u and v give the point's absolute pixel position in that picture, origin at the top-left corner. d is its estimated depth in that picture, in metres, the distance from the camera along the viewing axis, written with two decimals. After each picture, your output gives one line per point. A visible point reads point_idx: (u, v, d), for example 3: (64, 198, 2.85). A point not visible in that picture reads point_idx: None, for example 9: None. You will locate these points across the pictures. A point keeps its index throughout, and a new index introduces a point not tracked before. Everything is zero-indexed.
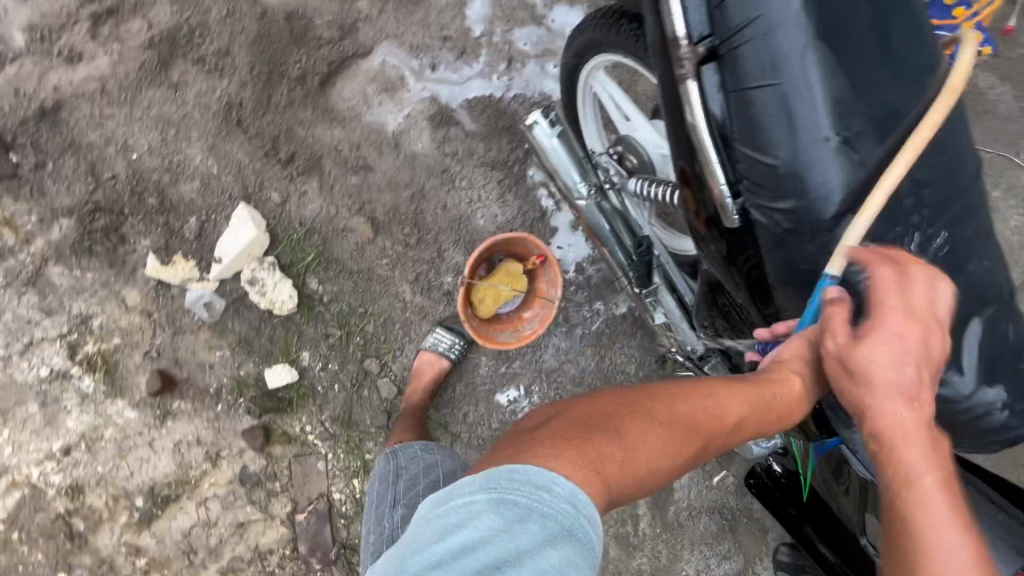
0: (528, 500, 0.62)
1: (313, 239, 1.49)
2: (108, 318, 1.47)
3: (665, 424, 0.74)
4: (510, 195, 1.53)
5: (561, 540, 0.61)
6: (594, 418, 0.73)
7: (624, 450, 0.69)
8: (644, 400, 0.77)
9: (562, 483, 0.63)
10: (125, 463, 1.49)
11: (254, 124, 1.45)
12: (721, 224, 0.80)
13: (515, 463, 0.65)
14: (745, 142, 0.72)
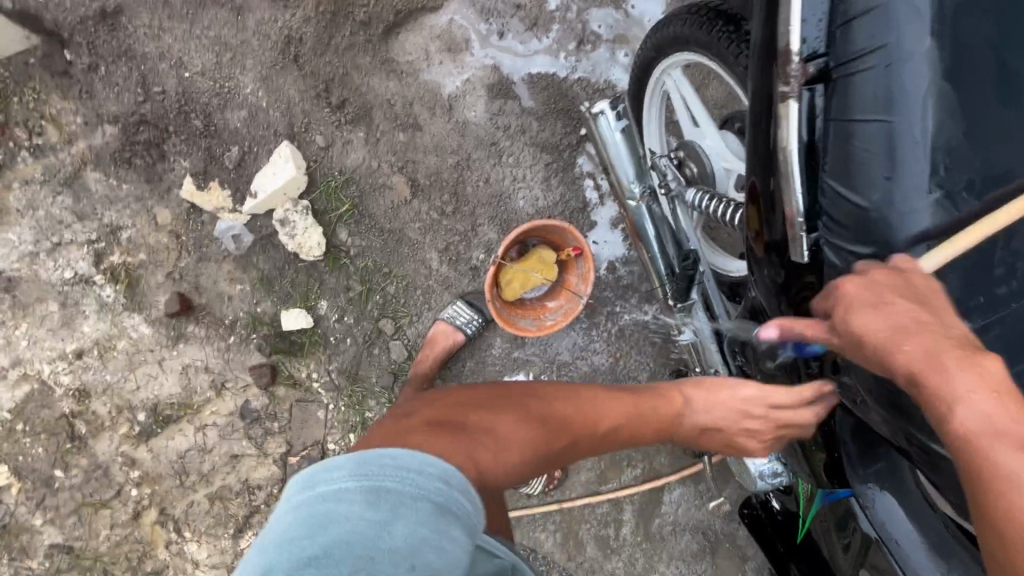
0: (393, 488, 0.62)
1: (350, 190, 1.47)
2: (137, 232, 1.47)
3: (527, 418, 0.90)
4: (556, 180, 1.49)
5: (441, 515, 0.62)
6: (464, 417, 0.84)
7: (494, 441, 0.82)
8: (495, 403, 0.90)
9: (434, 471, 0.65)
10: (133, 376, 1.51)
11: (311, 62, 1.42)
12: (784, 252, 0.76)
13: (388, 451, 0.65)
14: (837, 175, 0.69)
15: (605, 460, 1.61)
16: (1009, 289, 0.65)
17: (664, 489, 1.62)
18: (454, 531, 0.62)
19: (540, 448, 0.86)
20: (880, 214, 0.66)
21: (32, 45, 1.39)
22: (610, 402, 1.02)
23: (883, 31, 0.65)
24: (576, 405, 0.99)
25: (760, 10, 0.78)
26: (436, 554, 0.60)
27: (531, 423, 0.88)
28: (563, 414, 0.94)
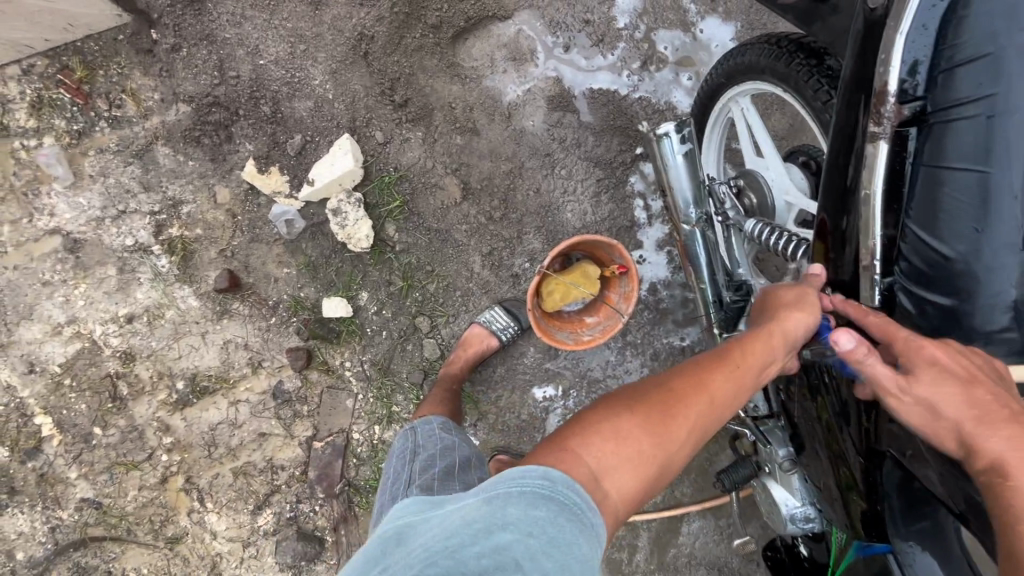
0: (496, 481, 0.67)
1: (402, 186, 1.50)
2: (197, 208, 1.53)
3: (632, 426, 0.70)
4: (606, 197, 1.49)
5: (549, 500, 0.64)
6: (562, 450, 0.69)
7: (594, 455, 0.68)
8: (589, 424, 0.71)
9: (533, 470, 0.66)
10: (177, 345, 1.56)
11: (379, 60, 1.45)
12: (850, 294, 0.74)
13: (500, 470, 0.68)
14: (923, 222, 0.68)
15: None
16: None
17: (683, 519, 1.59)
18: (570, 515, 0.64)
19: (660, 461, 0.70)
20: (967, 265, 0.65)
21: (122, 22, 1.46)
22: (721, 376, 0.75)
23: (987, 84, 0.66)
24: (693, 397, 0.73)
25: (852, 45, 0.76)
26: (553, 527, 0.63)
27: (647, 427, 0.70)
28: (671, 404, 0.72)
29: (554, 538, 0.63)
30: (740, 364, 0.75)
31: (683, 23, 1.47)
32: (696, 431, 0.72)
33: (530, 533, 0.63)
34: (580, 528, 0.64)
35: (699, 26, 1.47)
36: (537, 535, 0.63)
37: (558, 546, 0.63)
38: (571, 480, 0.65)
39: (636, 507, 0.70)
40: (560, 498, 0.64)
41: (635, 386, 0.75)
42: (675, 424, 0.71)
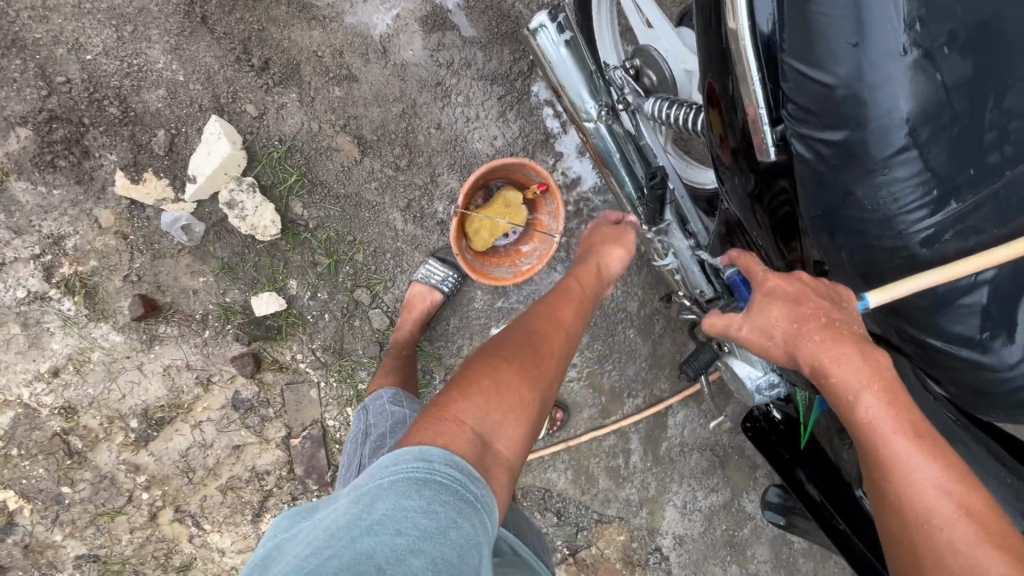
0: (371, 477, 0.68)
1: (295, 158, 1.37)
2: (82, 239, 1.38)
3: (513, 379, 0.81)
4: (512, 114, 1.38)
5: (423, 484, 0.66)
6: (448, 409, 0.76)
7: (480, 417, 0.76)
8: (475, 380, 0.80)
9: (411, 453, 0.69)
10: (116, 385, 1.47)
11: (222, 23, 1.28)
12: (749, 154, 0.71)
13: (375, 461, 0.70)
14: (797, 53, 0.57)
15: (605, 394, 1.60)
16: (1002, 157, 0.53)
17: (668, 412, 1.63)
18: (444, 497, 0.66)
19: (536, 403, 0.82)
20: (850, 90, 0.54)
21: None
22: (566, 314, 0.94)
23: None
24: (554, 334, 0.90)
25: None
26: (424, 516, 0.64)
27: (524, 377, 0.82)
28: (535, 350, 0.86)
29: (424, 529, 0.64)
30: (569, 302, 0.97)
31: None
32: (559, 366, 0.88)
33: (397, 530, 0.63)
34: (455, 511, 0.66)
35: None
36: (404, 531, 0.63)
37: (430, 536, 0.64)
38: (452, 453, 0.70)
39: (523, 457, 0.79)
40: (434, 478, 0.67)
41: (500, 343, 0.86)
42: (543, 366, 0.85)
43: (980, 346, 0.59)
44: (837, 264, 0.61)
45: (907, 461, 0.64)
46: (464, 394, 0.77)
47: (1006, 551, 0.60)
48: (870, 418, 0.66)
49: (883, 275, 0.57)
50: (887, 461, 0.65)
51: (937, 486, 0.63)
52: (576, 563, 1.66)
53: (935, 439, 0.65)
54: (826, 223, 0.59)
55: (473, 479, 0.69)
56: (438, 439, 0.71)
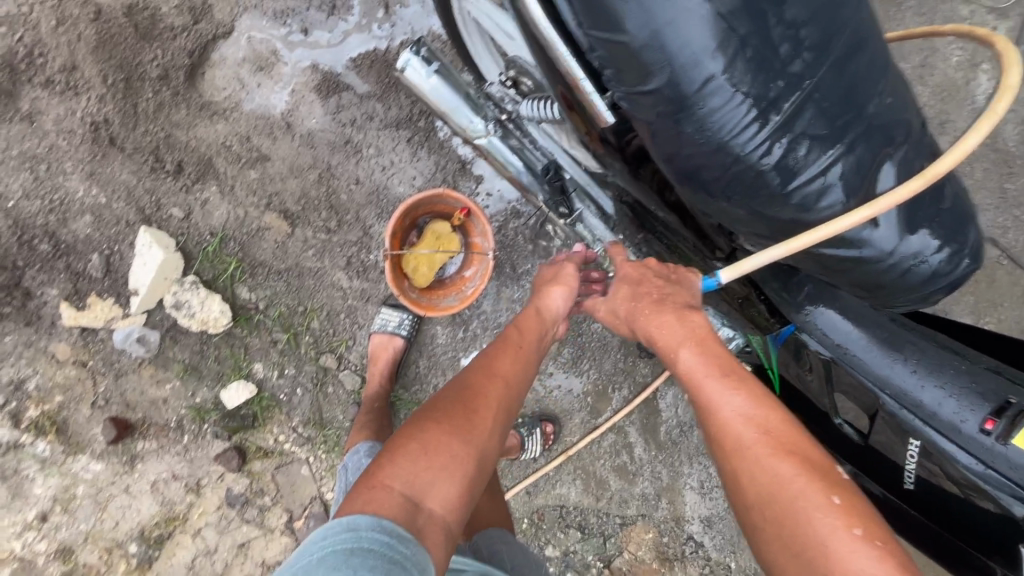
0: (302, 559, 0.69)
1: (229, 247, 1.40)
2: (43, 377, 1.39)
3: (449, 437, 0.81)
4: (424, 152, 1.43)
5: (352, 553, 0.68)
6: (376, 476, 0.77)
7: (408, 480, 0.76)
8: (406, 441, 0.80)
9: (338, 525, 0.71)
10: (107, 514, 1.45)
11: (129, 139, 1.33)
12: (612, 137, 0.74)
13: (303, 542, 0.71)
14: (594, 24, 0.56)
15: (591, 394, 1.59)
16: (803, 64, 0.55)
17: (658, 396, 1.62)
18: (372, 561, 0.67)
19: (471, 460, 0.81)
20: (648, 41, 0.54)
21: None
22: (505, 364, 0.93)
23: None
24: (492, 385, 0.89)
25: None
26: None
27: (450, 424, 0.82)
28: (464, 401, 0.85)
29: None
30: (504, 356, 0.94)
31: None
32: (495, 419, 0.86)
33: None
34: (383, 574, 0.66)
35: None
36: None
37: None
38: (380, 517, 0.72)
39: (461, 514, 0.79)
40: (363, 545, 0.69)
41: (431, 401, 0.86)
42: (476, 421, 0.84)
43: (858, 243, 0.60)
44: (703, 201, 0.64)
45: (717, 395, 0.82)
46: (393, 458, 0.79)
47: (795, 458, 0.74)
48: (688, 368, 0.86)
49: (742, 200, 0.60)
50: (704, 400, 0.83)
51: (744, 415, 0.79)
52: (612, 574, 1.60)
53: (741, 377, 0.83)
54: (678, 166, 0.61)
55: (402, 540, 0.71)
56: (366, 506, 0.73)
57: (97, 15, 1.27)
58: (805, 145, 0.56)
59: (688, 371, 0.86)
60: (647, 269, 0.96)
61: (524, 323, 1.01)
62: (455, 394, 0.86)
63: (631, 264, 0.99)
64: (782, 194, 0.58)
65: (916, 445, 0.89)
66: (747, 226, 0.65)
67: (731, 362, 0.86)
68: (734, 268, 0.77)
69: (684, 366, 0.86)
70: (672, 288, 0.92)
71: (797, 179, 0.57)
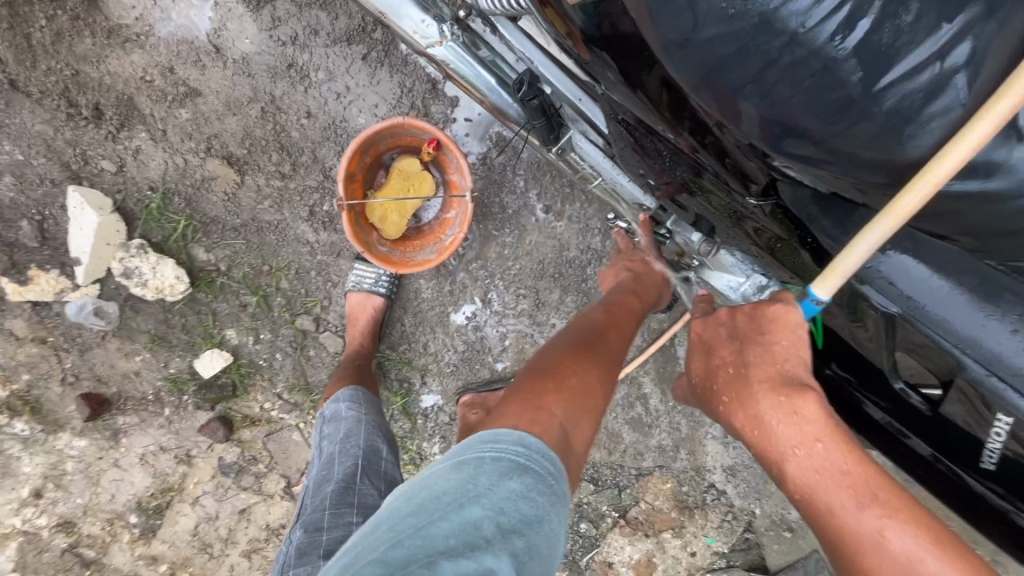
0: (471, 450, 0.66)
1: (174, 202, 1.22)
2: (5, 356, 1.29)
3: (600, 377, 0.81)
4: (384, 72, 1.17)
5: (527, 467, 0.64)
6: (537, 395, 0.74)
7: (569, 415, 0.73)
8: (557, 374, 0.78)
9: (512, 434, 0.67)
10: (102, 488, 1.41)
11: (32, 81, 1.10)
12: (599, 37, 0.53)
13: (484, 435, 0.67)
14: None
15: None
16: None
17: (674, 342, 1.45)
18: (539, 487, 0.64)
19: (609, 404, 0.81)
20: None
21: None
22: (623, 325, 0.96)
23: None
24: (617, 343, 0.91)
25: None
26: (524, 503, 0.62)
27: (602, 377, 0.81)
28: (605, 353, 0.86)
29: (526, 512, 0.62)
30: (624, 314, 0.98)
31: None
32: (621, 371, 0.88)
33: (502, 509, 0.60)
34: (550, 504, 0.64)
35: None
36: (507, 511, 0.61)
37: (529, 522, 0.62)
38: (548, 448, 0.67)
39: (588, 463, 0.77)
40: (533, 467, 0.65)
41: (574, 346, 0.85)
42: (614, 369, 0.85)
43: (981, 169, 0.41)
44: (736, 117, 0.43)
45: (860, 531, 0.66)
46: (556, 389, 0.75)
47: None
48: (804, 481, 0.70)
49: (801, 108, 0.39)
50: (836, 528, 0.68)
51: (898, 556, 0.64)
52: (629, 525, 1.51)
53: (893, 500, 0.66)
54: (696, 67, 0.40)
55: (560, 478, 0.67)
56: (533, 425, 0.69)
57: None
58: (914, 7, 0.35)
59: (809, 489, 0.70)
60: (727, 330, 0.81)
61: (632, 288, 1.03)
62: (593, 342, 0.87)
63: (701, 323, 0.87)
64: (868, 94, 0.37)
65: (1004, 423, 0.76)
66: (790, 152, 0.44)
67: (864, 469, 0.68)
68: (830, 280, 0.62)
69: (802, 481, 0.71)
70: (763, 359, 0.76)
71: (898, 68, 0.36)
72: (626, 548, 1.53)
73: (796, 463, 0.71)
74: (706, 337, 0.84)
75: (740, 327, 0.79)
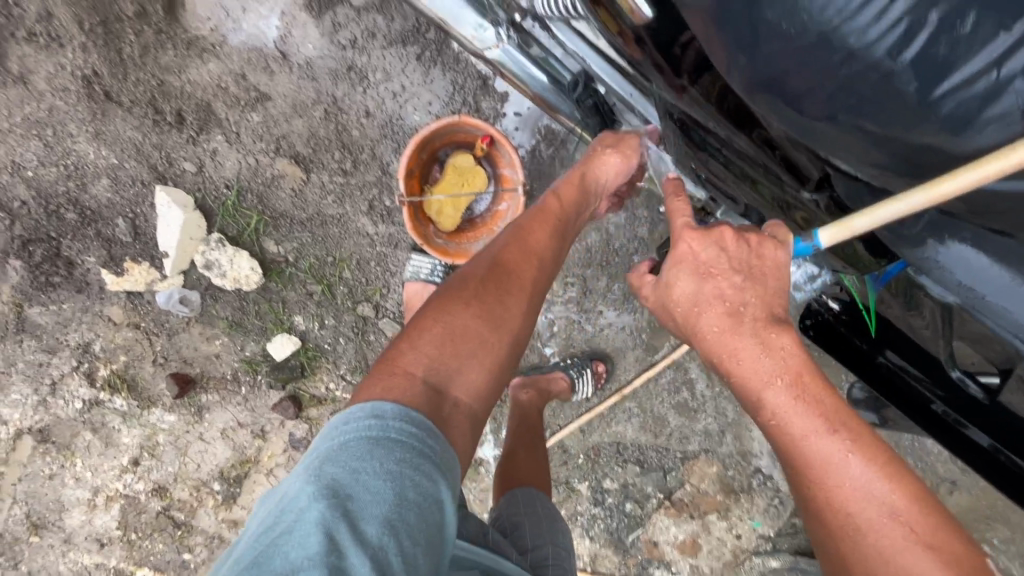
0: (322, 442, 0.61)
1: (248, 199, 1.32)
2: (106, 339, 1.45)
3: (481, 314, 0.75)
4: (438, 70, 1.22)
5: (375, 442, 0.59)
6: (396, 361, 0.70)
7: (433, 365, 0.70)
8: (433, 326, 0.73)
9: (361, 410, 0.62)
10: (189, 458, 1.56)
11: (124, 92, 1.21)
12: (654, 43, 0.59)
13: (341, 414, 0.63)
14: None
15: (645, 331, 1.43)
16: None
17: None
18: (398, 454, 0.59)
19: (502, 341, 0.76)
20: None
21: None
22: (542, 237, 0.85)
23: None
24: (529, 265, 0.82)
25: None
26: (377, 479, 0.56)
27: (483, 316, 0.75)
28: (500, 285, 0.78)
29: (377, 490, 0.56)
30: (544, 226, 0.86)
31: None
32: (533, 298, 0.81)
33: (349, 495, 0.55)
34: (409, 468, 0.58)
35: None
36: (357, 496, 0.55)
37: (385, 501, 0.55)
38: (407, 408, 0.63)
39: (488, 403, 0.73)
40: (388, 435, 0.60)
41: (461, 284, 0.78)
42: (508, 302, 0.78)
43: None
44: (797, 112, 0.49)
45: (843, 471, 0.61)
46: (418, 345, 0.71)
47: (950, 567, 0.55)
48: (779, 412, 0.66)
49: (857, 112, 0.45)
50: (814, 473, 0.63)
51: (873, 498, 0.59)
52: (674, 506, 1.55)
53: (870, 443, 0.62)
54: (757, 74, 0.48)
55: (430, 433, 0.63)
56: (387, 394, 0.65)
57: None
58: (972, 18, 0.38)
59: (788, 432, 0.65)
60: (721, 253, 0.77)
61: (568, 190, 0.90)
62: (488, 273, 0.78)
63: (695, 238, 0.78)
64: (923, 102, 0.41)
65: None
66: (847, 144, 0.50)
67: (840, 410, 0.64)
68: (839, 224, 0.62)
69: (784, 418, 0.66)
70: (746, 291, 0.74)
71: (956, 75, 0.39)
72: (671, 528, 1.56)
73: (777, 396, 0.67)
74: (681, 250, 0.79)
75: (714, 245, 0.77)
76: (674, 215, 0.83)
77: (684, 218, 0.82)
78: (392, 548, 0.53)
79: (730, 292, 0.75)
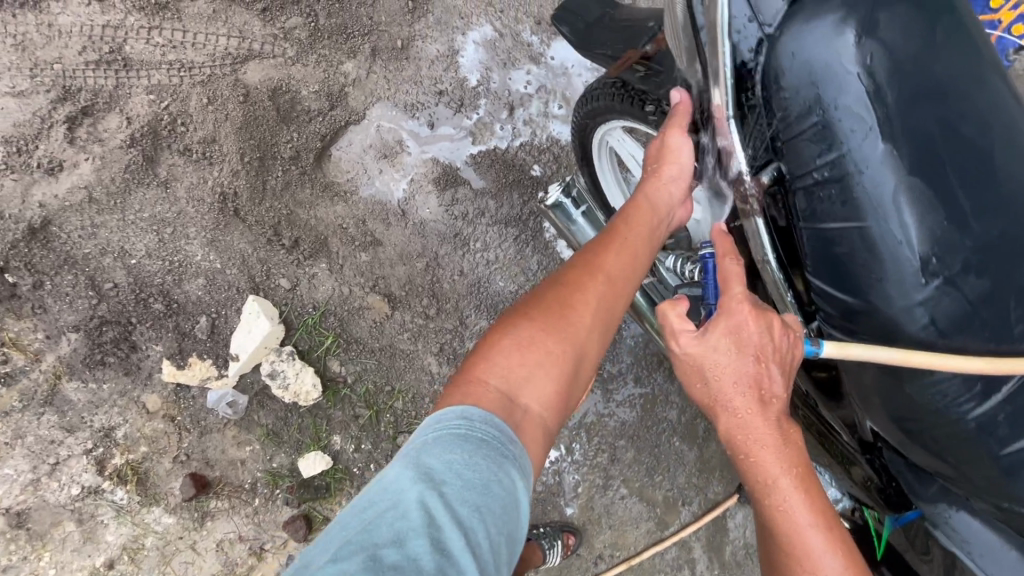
0: (423, 432, 0.70)
1: (329, 321, 1.43)
2: (133, 427, 1.42)
3: (547, 330, 0.78)
4: (529, 250, 1.45)
5: (463, 438, 0.68)
6: (469, 369, 0.77)
7: (506, 374, 0.75)
8: (495, 338, 0.79)
9: (452, 412, 0.71)
10: (170, 569, 1.45)
11: (253, 212, 1.37)
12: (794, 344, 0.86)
13: (433, 414, 0.72)
14: (820, 277, 0.73)
15: (660, 506, 1.54)
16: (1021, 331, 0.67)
17: (727, 514, 1.59)
18: (484, 451, 0.68)
19: (573, 357, 0.79)
20: (873, 305, 0.69)
21: None
22: (609, 261, 0.85)
23: (831, 143, 0.68)
24: (590, 283, 0.83)
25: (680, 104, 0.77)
26: (468, 470, 0.65)
27: (548, 331, 0.78)
28: (564, 304, 0.80)
29: (469, 480, 0.65)
30: (605, 250, 0.87)
31: (530, 57, 1.45)
32: (597, 317, 0.82)
33: (443, 482, 0.65)
34: (495, 465, 0.67)
35: (549, 52, 1.46)
36: (449, 483, 0.65)
37: (474, 488, 0.65)
38: (489, 413, 0.71)
39: (558, 412, 0.78)
40: (476, 435, 0.69)
41: (528, 300, 0.83)
42: (575, 320, 0.80)
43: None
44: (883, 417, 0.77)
45: (816, 557, 0.70)
46: (489, 354, 0.77)
47: None
48: (786, 499, 0.72)
49: (936, 433, 0.72)
50: (788, 542, 0.71)
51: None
52: None
53: (840, 534, 0.71)
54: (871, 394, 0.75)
55: (509, 440, 0.70)
56: (466, 398, 0.73)
57: (245, 97, 1.34)
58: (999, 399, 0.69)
59: (781, 511, 0.72)
60: (765, 334, 0.74)
61: (634, 218, 0.90)
62: (550, 293, 0.82)
63: (749, 313, 0.75)
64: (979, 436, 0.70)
65: None
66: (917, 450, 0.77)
67: (823, 507, 0.72)
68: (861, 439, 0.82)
69: (774, 497, 0.73)
70: (779, 381, 0.75)
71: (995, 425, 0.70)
72: None
73: (785, 484, 0.72)
74: (725, 324, 0.76)
75: (762, 329, 0.74)
76: (729, 279, 0.78)
77: (740, 287, 0.77)
78: (480, 530, 0.63)
79: (766, 377, 0.75)
